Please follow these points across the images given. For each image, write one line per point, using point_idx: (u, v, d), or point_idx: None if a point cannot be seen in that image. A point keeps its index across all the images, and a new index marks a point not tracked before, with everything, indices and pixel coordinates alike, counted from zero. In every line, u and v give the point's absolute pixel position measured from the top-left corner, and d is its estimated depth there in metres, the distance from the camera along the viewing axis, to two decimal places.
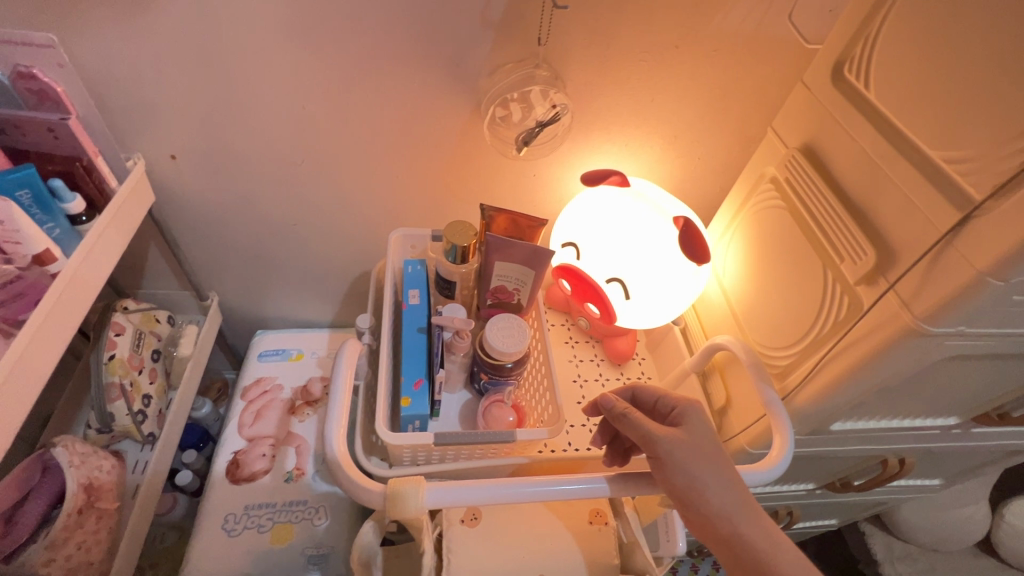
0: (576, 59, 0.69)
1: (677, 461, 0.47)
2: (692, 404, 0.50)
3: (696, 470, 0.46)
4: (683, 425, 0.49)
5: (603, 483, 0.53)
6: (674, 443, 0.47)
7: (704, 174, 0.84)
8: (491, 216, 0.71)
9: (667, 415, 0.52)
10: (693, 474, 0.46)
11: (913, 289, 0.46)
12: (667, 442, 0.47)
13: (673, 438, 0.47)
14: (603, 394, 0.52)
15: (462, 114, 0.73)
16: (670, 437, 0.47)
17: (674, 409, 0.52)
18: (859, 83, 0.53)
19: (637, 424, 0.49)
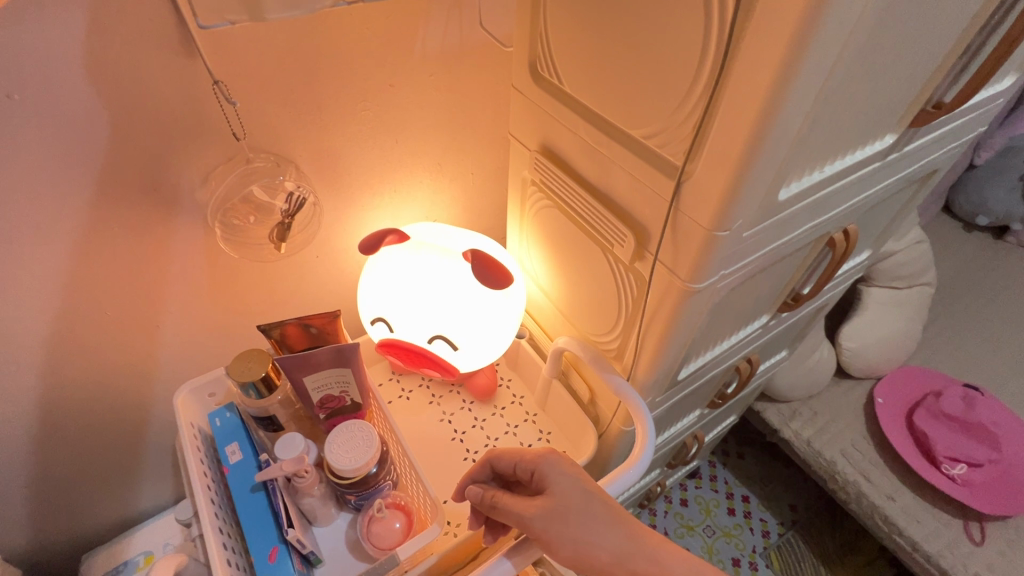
0: (289, 137, 0.61)
1: (553, 532, 0.46)
2: (549, 462, 0.50)
3: (577, 533, 0.46)
4: (549, 491, 0.48)
5: (505, 562, 0.50)
6: (543, 516, 0.47)
7: (481, 187, 0.83)
8: (278, 331, 0.62)
9: (531, 480, 0.51)
10: (576, 539, 0.45)
11: (672, 257, 0.48)
12: (539, 519, 0.46)
13: (543, 511, 0.47)
14: (469, 489, 0.51)
15: (194, 236, 0.63)
16: (537, 511, 0.47)
17: (533, 472, 0.50)
18: (553, 79, 0.54)
19: (514, 514, 0.48)
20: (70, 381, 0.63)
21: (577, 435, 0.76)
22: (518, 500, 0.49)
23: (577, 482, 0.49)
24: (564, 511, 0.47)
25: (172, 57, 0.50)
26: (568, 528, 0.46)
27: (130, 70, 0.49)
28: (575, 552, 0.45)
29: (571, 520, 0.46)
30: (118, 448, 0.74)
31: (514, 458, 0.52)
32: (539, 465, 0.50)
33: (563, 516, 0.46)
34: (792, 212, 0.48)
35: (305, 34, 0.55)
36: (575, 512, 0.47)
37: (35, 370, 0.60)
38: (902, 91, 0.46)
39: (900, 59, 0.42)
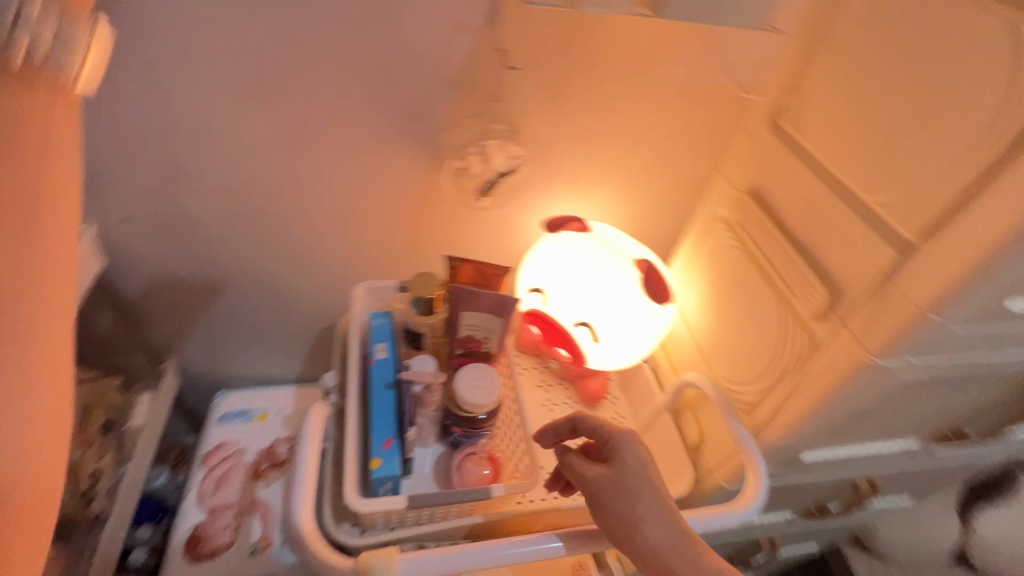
0: (530, 113, 0.70)
1: (603, 499, 0.50)
2: (626, 438, 0.51)
3: (629, 512, 0.48)
4: (615, 463, 0.51)
5: (557, 542, 0.52)
6: (600, 480, 0.50)
7: (661, 217, 0.86)
8: (457, 266, 0.72)
9: (604, 446, 0.53)
10: (626, 519, 0.48)
11: (863, 324, 0.48)
12: (594, 483, 0.50)
13: (602, 477, 0.50)
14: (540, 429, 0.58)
15: (422, 166, 0.74)
16: (596, 474, 0.51)
17: (609, 440, 0.53)
18: (796, 132, 0.57)
19: (574, 469, 0.52)
20: None
21: (670, 472, 0.76)
22: (582, 458, 0.53)
23: (646, 465, 0.50)
24: (626, 487, 0.49)
25: (481, 21, 0.61)
26: (620, 506, 0.49)
27: (449, 22, 0.61)
28: (622, 530, 0.48)
29: (628, 497, 0.49)
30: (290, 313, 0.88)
31: (594, 422, 0.54)
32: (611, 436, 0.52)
33: (621, 491, 0.49)
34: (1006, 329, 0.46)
35: (585, 34, 0.64)
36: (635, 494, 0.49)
37: None
38: None
39: None
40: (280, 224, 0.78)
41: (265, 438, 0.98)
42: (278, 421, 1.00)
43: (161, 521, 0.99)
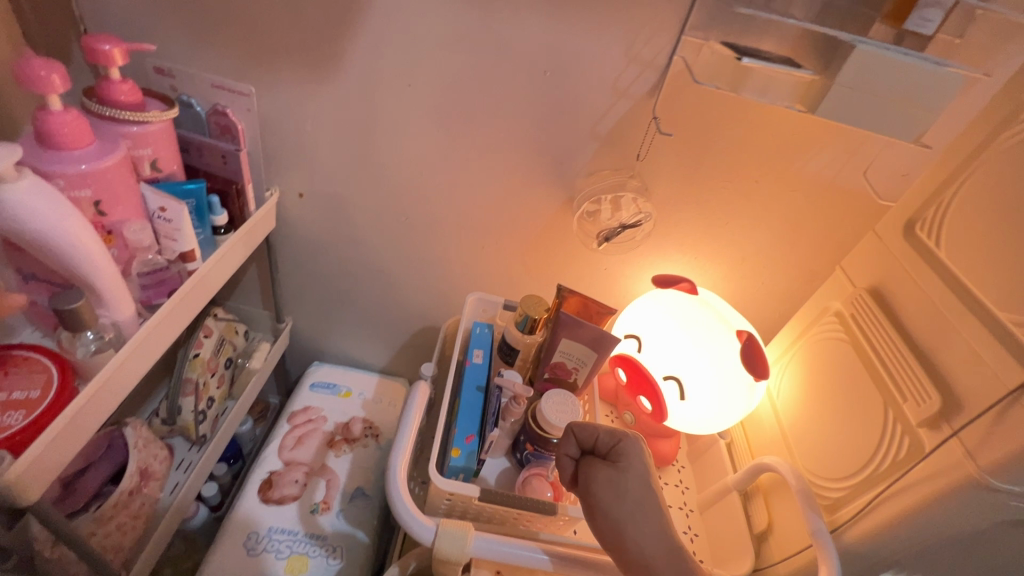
0: (663, 177, 0.77)
1: (602, 504, 0.57)
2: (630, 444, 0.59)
3: (625, 521, 0.56)
4: (618, 466, 0.58)
5: (541, 553, 0.57)
6: (604, 484, 0.57)
7: (765, 300, 0.88)
8: (565, 296, 0.78)
9: (609, 451, 0.60)
10: (616, 518, 0.56)
11: (978, 439, 0.47)
12: (597, 485, 0.58)
13: (608, 479, 0.58)
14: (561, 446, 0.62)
15: (554, 203, 0.83)
16: (600, 476, 0.58)
17: (614, 445, 0.60)
18: (931, 242, 0.59)
19: (585, 472, 0.59)
20: None
21: (728, 555, 0.73)
22: (590, 463, 0.60)
23: (643, 473, 0.58)
24: (622, 487, 0.57)
25: (642, 91, 0.70)
26: (614, 507, 0.56)
27: (615, 87, 0.70)
28: (612, 529, 0.56)
29: (627, 501, 0.56)
30: None
31: (598, 430, 0.61)
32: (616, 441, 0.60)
33: (618, 490, 0.57)
34: None
35: (733, 118, 0.70)
36: (631, 497, 0.57)
37: None
38: None
39: None
40: (418, 227, 0.89)
41: (344, 414, 1.06)
42: (359, 401, 1.09)
43: (235, 463, 1.09)
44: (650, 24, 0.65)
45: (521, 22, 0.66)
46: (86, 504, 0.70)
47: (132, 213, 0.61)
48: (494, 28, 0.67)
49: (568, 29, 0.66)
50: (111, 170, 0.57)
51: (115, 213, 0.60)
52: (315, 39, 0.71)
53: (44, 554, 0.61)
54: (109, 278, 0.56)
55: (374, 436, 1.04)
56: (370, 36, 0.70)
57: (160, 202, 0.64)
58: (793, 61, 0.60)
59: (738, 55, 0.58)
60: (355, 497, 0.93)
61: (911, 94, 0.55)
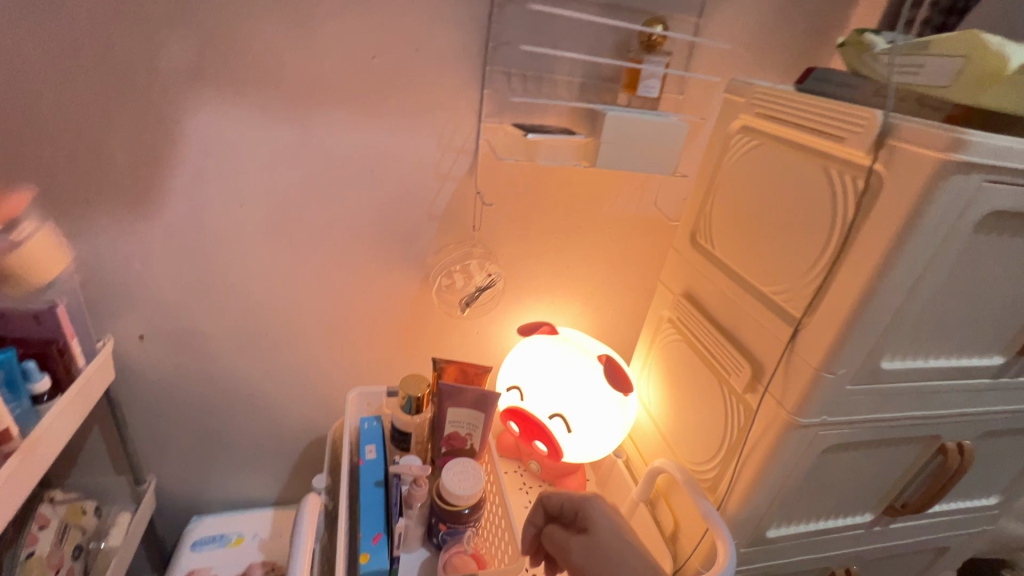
0: (502, 239, 0.86)
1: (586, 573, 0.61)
2: (591, 502, 0.65)
3: None
4: (589, 530, 0.63)
5: None
6: (580, 550, 0.62)
7: (619, 323, 0.99)
8: (442, 367, 0.81)
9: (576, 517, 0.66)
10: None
11: (781, 390, 0.58)
12: (576, 556, 0.62)
13: (582, 546, 0.62)
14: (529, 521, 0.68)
15: (412, 284, 0.87)
16: (575, 545, 0.63)
17: (577, 511, 0.65)
18: (708, 246, 0.73)
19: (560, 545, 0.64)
20: None
21: None
22: (564, 536, 0.64)
23: (613, 524, 0.63)
24: (598, 551, 0.61)
25: (461, 172, 0.79)
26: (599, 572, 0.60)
27: (437, 173, 0.79)
28: None
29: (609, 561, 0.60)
30: None
31: (562, 499, 0.66)
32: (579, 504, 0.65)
33: (595, 554, 0.61)
34: (891, 387, 0.57)
35: (543, 181, 0.82)
36: (612, 558, 0.60)
37: None
38: (1007, 319, 0.56)
39: (1002, 291, 0.53)
40: (281, 339, 0.87)
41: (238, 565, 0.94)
42: (252, 543, 0.98)
43: None
44: (452, 118, 0.75)
45: (337, 133, 0.73)
46: None
47: None
48: (312, 141, 0.73)
49: (383, 131, 0.74)
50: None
51: None
52: (130, 179, 0.70)
53: None
54: None
55: None
56: (190, 167, 0.71)
57: None
58: (569, 130, 0.74)
59: (523, 132, 0.71)
60: None
61: (659, 140, 0.71)
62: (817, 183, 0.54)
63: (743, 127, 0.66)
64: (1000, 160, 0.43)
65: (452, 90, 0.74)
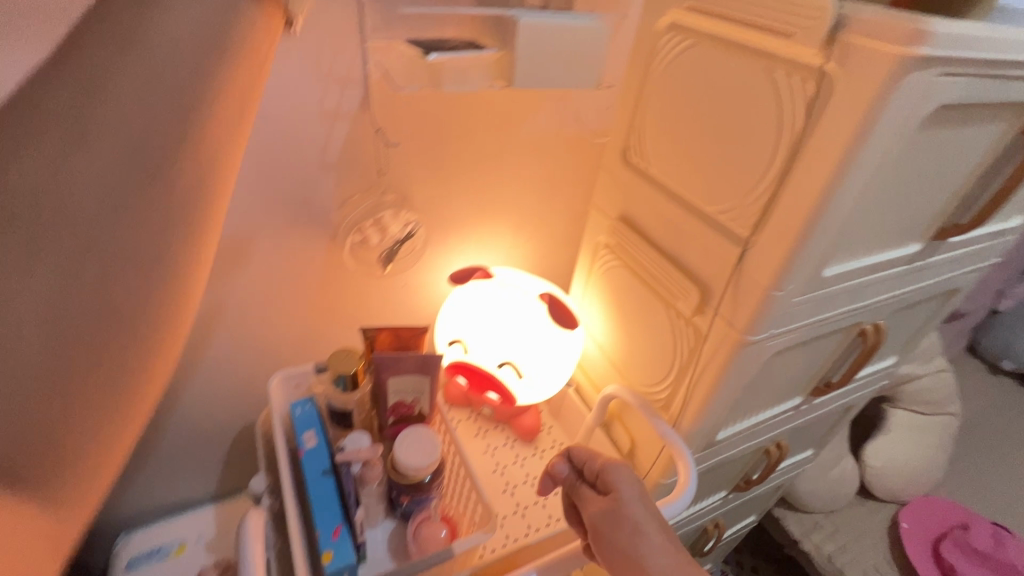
0: (416, 178, 0.75)
1: (601, 532, 0.57)
2: (616, 463, 0.59)
3: (637, 545, 0.53)
4: (611, 497, 0.57)
5: None
6: (603, 517, 0.57)
7: (554, 251, 0.94)
8: (373, 335, 0.73)
9: (598, 480, 0.60)
10: (623, 544, 0.54)
11: (731, 310, 0.57)
12: (593, 516, 0.58)
13: (601, 508, 0.57)
14: (556, 464, 0.64)
15: (319, 246, 0.75)
16: (598, 511, 0.57)
17: (601, 472, 0.60)
18: (642, 161, 0.67)
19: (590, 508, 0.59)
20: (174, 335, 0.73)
21: None
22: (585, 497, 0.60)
23: (631, 482, 0.58)
24: (620, 520, 0.55)
25: (353, 107, 0.66)
26: (616, 534, 0.55)
27: (323, 112, 0.65)
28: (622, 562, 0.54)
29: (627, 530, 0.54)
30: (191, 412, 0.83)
31: (590, 457, 0.62)
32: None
33: (617, 521, 0.55)
34: (832, 289, 0.58)
35: (452, 106, 0.71)
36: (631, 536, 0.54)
37: None
38: (934, 203, 0.56)
39: (933, 180, 0.53)
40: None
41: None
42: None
43: None
44: (328, 41, 0.60)
45: None
46: None
47: None
48: None
49: None
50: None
51: None
52: None
53: None
54: None
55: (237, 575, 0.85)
56: None
57: None
58: (476, 43, 0.62)
59: (424, 53, 0.58)
60: None
61: (579, 50, 0.62)
62: (760, 86, 0.49)
63: (672, 23, 0.58)
64: (957, 50, 0.40)
65: (320, 3, 0.58)
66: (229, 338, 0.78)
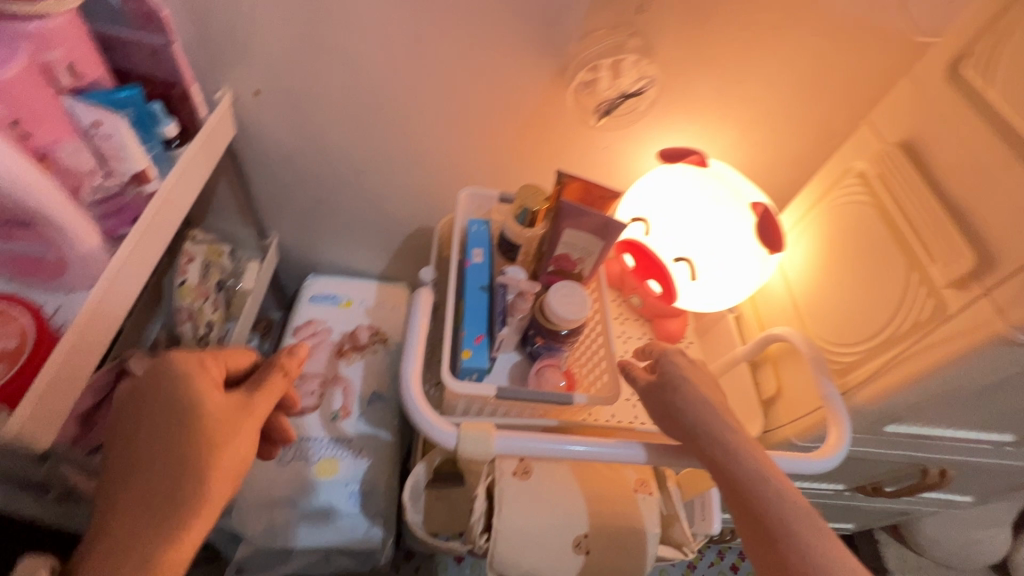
0: (670, 31, 0.67)
1: (661, 410, 0.59)
2: (675, 355, 0.62)
3: (694, 427, 0.56)
4: (657, 376, 0.61)
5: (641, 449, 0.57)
6: (648, 391, 0.61)
7: (777, 166, 0.83)
8: (565, 182, 0.71)
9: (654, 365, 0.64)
10: (666, 415, 0.58)
11: (1009, 298, 0.46)
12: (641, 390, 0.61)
13: (650, 385, 0.61)
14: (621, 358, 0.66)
15: (546, 77, 0.73)
16: (643, 385, 0.61)
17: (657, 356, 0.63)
18: (978, 81, 0.54)
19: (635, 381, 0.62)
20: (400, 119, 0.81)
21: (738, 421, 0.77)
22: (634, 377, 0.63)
23: (686, 373, 0.60)
24: (664, 399, 0.59)
25: None
26: (660, 407, 0.59)
27: None
28: (679, 434, 0.57)
29: (669, 406, 0.58)
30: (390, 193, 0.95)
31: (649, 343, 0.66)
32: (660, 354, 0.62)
33: (663, 400, 0.59)
34: None
35: None
36: (671, 410, 0.58)
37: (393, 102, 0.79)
38: None
39: None
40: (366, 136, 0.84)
41: (345, 492, 0.83)
42: (352, 459, 0.86)
43: None
44: None
45: None
46: None
47: (61, 131, 0.52)
48: None
49: None
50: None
51: (40, 133, 0.51)
52: None
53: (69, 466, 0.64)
54: (57, 197, 0.50)
55: (382, 342, 1.02)
56: None
57: (92, 116, 0.55)
58: None
59: None
60: (372, 400, 0.94)
61: None
62: None
63: None
64: None
65: None
66: (439, 139, 0.84)
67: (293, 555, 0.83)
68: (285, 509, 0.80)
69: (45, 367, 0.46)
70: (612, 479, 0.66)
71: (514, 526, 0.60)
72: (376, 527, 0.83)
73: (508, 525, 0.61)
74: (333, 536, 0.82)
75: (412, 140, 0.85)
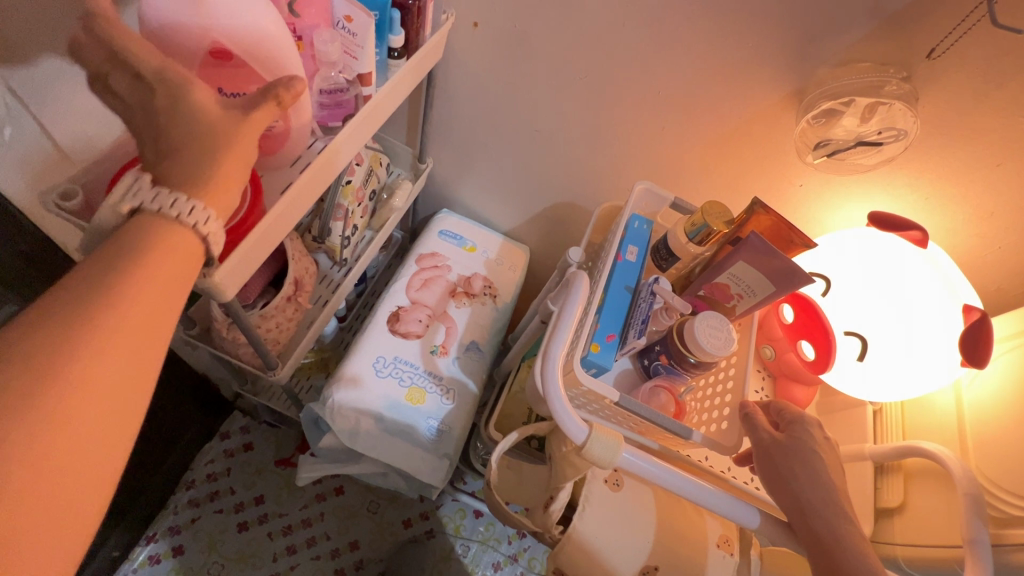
0: (947, 86, 0.59)
1: (773, 463, 0.54)
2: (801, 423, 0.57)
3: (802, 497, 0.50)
4: (786, 434, 0.56)
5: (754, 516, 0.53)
6: (770, 443, 0.56)
7: (989, 268, 0.73)
8: (758, 213, 0.67)
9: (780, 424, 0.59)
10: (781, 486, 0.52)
11: None
12: (764, 440, 0.56)
13: (774, 440, 0.56)
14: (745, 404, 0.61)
15: (775, 95, 0.68)
16: (768, 437, 0.56)
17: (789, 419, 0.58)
18: None
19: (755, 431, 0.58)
20: (600, 92, 0.79)
21: None
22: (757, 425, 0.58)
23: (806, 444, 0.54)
24: (783, 463, 0.54)
25: None
26: (778, 471, 0.54)
27: None
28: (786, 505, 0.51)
29: (786, 471, 0.53)
30: (553, 160, 0.94)
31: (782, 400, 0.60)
32: (797, 419, 0.57)
33: (783, 468, 0.53)
34: None
35: None
36: (789, 478, 0.53)
37: (601, 73, 0.76)
38: None
39: None
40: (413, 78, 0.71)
41: (425, 425, 0.86)
42: (439, 396, 0.89)
43: (361, 286, 1.10)
44: None
45: None
46: (254, 298, 0.76)
47: (321, 20, 0.56)
48: None
49: None
50: (272, 27, 0.48)
51: (306, 15, 0.55)
52: None
53: (216, 315, 0.69)
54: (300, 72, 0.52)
55: (492, 297, 1.03)
56: None
57: (347, 11, 0.57)
58: None
59: None
60: (469, 348, 0.96)
61: None
62: None
63: None
64: None
65: None
66: (629, 125, 0.81)
67: (361, 461, 0.87)
68: (368, 419, 0.84)
69: (253, 229, 0.50)
70: (696, 523, 0.64)
71: (589, 531, 0.61)
72: (440, 466, 0.86)
73: (586, 525, 0.61)
74: (401, 460, 0.85)
75: (601, 117, 0.82)
